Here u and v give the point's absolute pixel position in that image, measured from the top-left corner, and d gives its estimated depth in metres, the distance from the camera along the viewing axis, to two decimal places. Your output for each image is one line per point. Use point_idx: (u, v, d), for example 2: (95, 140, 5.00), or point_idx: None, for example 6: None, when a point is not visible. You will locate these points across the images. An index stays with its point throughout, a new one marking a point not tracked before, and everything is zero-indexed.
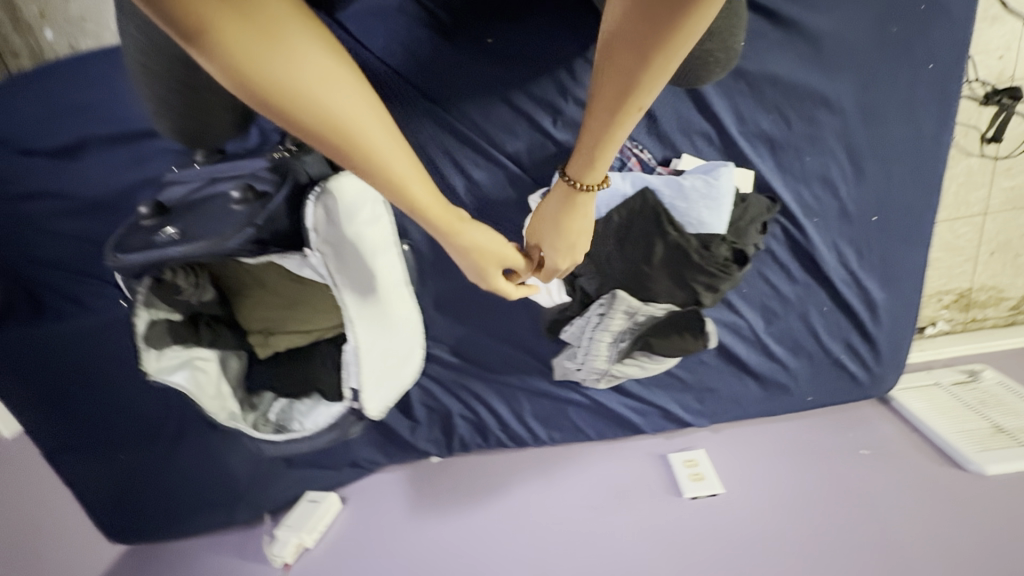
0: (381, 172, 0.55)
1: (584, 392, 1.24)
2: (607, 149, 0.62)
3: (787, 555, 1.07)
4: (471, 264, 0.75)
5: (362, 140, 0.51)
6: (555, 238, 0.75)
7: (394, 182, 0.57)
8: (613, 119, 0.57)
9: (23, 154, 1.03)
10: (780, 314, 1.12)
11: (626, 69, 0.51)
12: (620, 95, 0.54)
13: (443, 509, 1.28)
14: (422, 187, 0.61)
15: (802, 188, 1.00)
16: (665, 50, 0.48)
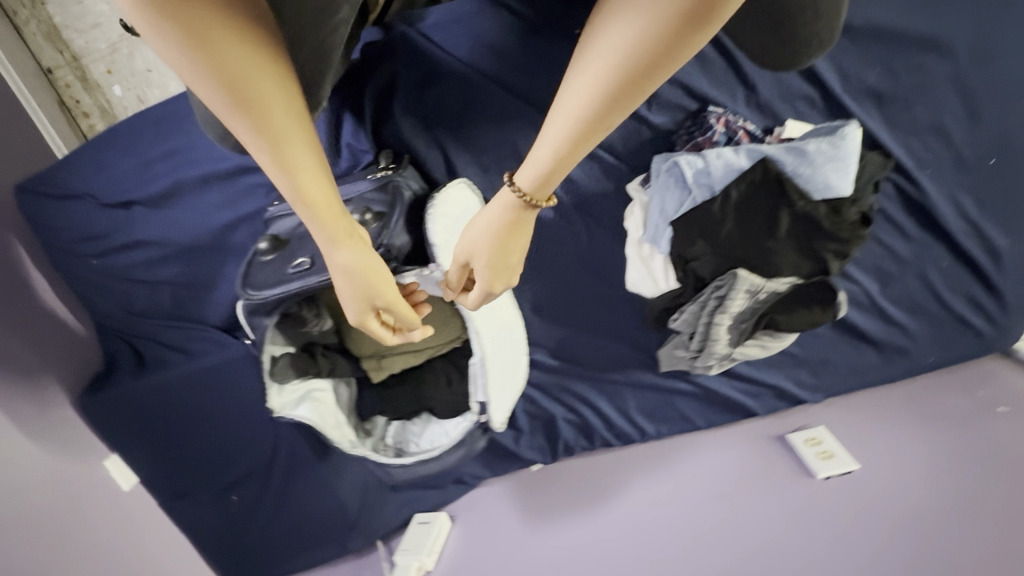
0: (261, 135, 0.50)
1: (692, 380, 1.21)
2: (565, 168, 0.55)
3: (959, 520, 0.95)
4: (350, 290, 0.64)
5: (254, 87, 0.47)
6: (494, 257, 0.64)
7: (268, 155, 0.52)
8: (578, 132, 0.51)
9: (126, 205, 1.02)
10: (896, 275, 1.07)
11: (604, 70, 0.46)
12: (588, 100, 0.48)
13: (555, 516, 1.22)
14: (311, 183, 0.55)
15: (914, 141, 0.96)
16: (657, 51, 0.44)
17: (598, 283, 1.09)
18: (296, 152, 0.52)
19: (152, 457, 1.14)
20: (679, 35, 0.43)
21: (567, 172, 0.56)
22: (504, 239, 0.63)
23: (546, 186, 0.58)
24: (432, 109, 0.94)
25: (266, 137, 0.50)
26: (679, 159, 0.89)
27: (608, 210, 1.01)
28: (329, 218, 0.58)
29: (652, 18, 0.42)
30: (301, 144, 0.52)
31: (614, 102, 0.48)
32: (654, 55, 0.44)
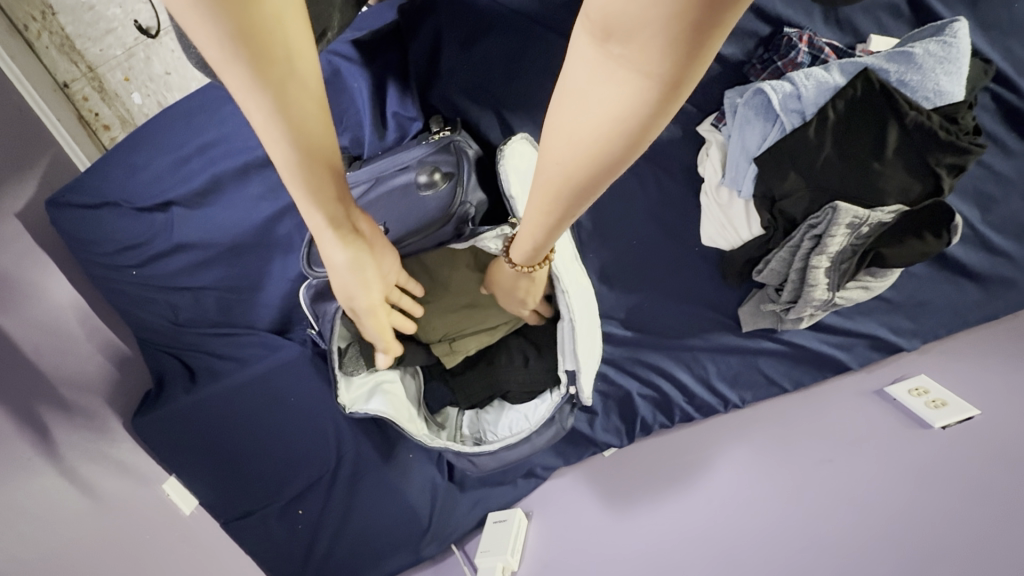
0: (266, 113, 0.46)
1: (778, 338, 1.12)
2: (549, 238, 0.55)
3: None
4: (341, 284, 0.67)
5: (260, 59, 0.41)
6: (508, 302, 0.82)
7: (268, 135, 0.48)
8: (545, 220, 0.50)
9: (167, 205, 0.95)
10: (999, 197, 0.96)
11: (547, 181, 0.44)
12: (541, 201, 0.47)
13: (645, 501, 1.12)
14: (311, 179, 0.53)
15: (1010, 43, 0.88)
16: (590, 171, 0.40)
17: (671, 240, 1.01)
18: (294, 140, 0.49)
19: (214, 476, 1.06)
20: (608, 161, 0.39)
21: (549, 242, 0.57)
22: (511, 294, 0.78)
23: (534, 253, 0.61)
24: (480, 63, 0.87)
25: (272, 115, 0.46)
26: (764, 86, 0.81)
27: (679, 157, 0.94)
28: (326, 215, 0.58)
29: (579, 145, 0.38)
30: (299, 136, 0.49)
31: (568, 204, 0.46)
32: (592, 175, 0.41)
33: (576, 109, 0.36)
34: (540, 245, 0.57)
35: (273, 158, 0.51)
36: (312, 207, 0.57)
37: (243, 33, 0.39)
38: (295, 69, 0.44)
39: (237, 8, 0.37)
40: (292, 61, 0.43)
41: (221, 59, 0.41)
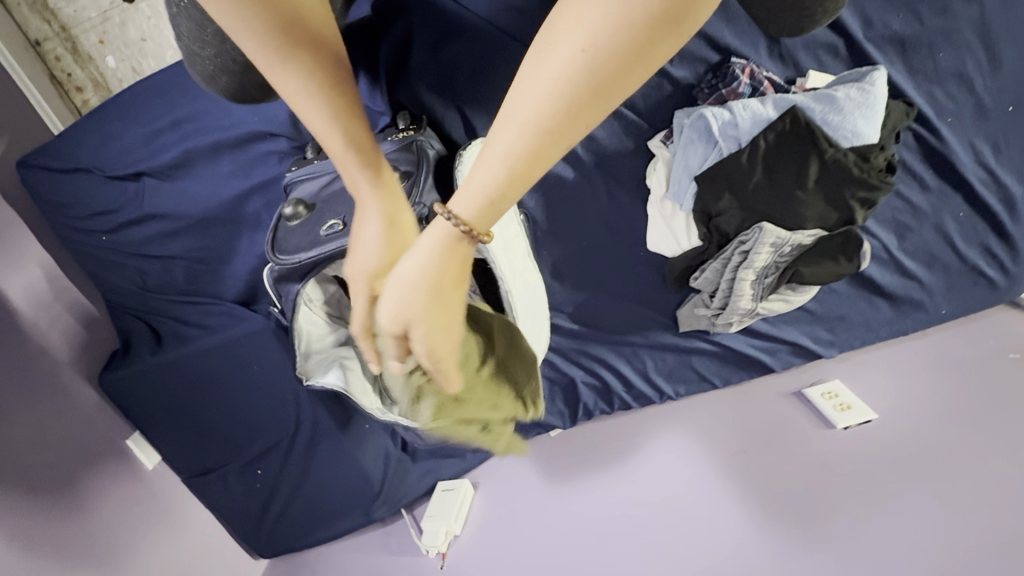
0: (295, 59, 0.55)
1: (712, 339, 1.21)
2: (515, 187, 0.52)
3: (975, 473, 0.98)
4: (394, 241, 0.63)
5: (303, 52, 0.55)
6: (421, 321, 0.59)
7: (318, 122, 0.58)
8: (529, 144, 0.49)
9: (137, 176, 0.99)
10: (913, 227, 1.08)
11: (556, 76, 0.46)
12: (537, 109, 0.47)
13: (580, 477, 1.23)
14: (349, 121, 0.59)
15: (935, 88, 0.96)
16: (611, 60, 0.44)
17: (619, 244, 1.08)
18: (317, 85, 0.57)
19: (180, 434, 1.13)
20: (631, 49, 0.44)
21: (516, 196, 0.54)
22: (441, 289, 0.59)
23: (486, 218, 0.56)
24: (448, 65, 0.91)
25: (320, 102, 0.57)
26: (706, 112, 0.88)
27: (630, 168, 1.01)
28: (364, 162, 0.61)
29: (610, 24, 0.43)
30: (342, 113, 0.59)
31: (565, 117, 0.47)
32: (607, 69, 0.45)
33: None
34: (500, 195, 0.53)
35: (327, 132, 0.58)
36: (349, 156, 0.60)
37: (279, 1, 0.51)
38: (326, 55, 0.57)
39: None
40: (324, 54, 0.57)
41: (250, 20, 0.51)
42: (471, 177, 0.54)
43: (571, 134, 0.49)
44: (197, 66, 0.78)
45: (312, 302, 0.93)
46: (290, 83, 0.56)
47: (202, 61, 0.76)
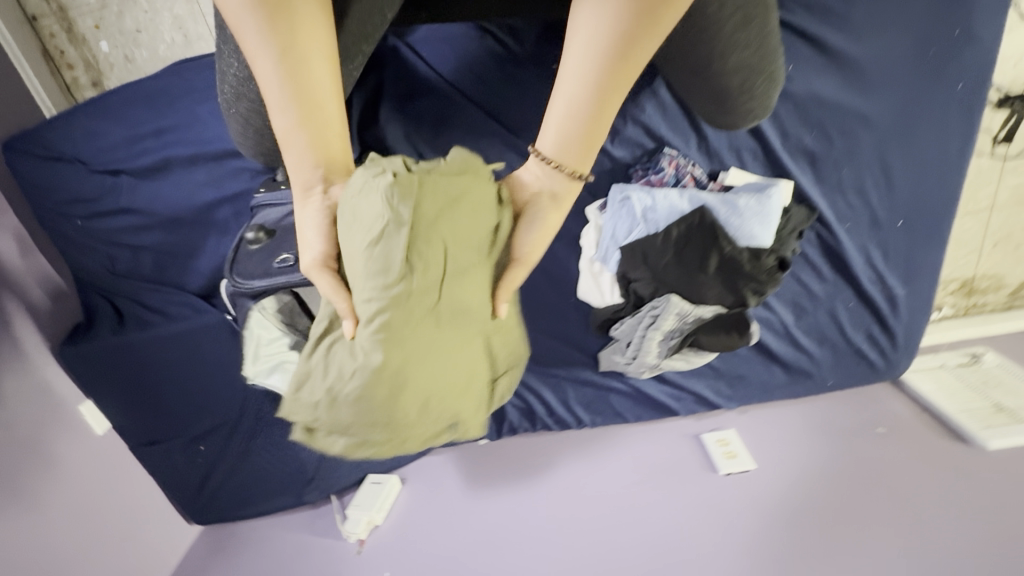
0: (261, 37, 0.57)
1: (627, 381, 1.36)
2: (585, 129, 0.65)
3: (811, 529, 1.18)
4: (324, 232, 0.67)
5: (295, 58, 0.59)
6: (535, 243, 0.70)
7: (280, 108, 0.62)
8: (594, 86, 0.60)
9: (113, 173, 1.07)
10: (808, 309, 1.23)
11: (601, 38, 0.57)
12: (591, 62, 0.59)
13: (496, 487, 1.38)
14: (303, 111, 0.62)
15: (837, 197, 1.09)
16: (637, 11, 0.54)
17: (553, 290, 1.21)
18: (287, 80, 0.60)
19: (132, 406, 1.23)
20: (651, 17, 0.54)
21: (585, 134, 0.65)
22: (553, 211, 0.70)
23: (578, 160, 0.67)
24: (413, 117, 1.01)
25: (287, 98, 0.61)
26: (631, 196, 1.00)
27: (568, 227, 1.12)
28: (304, 159, 0.65)
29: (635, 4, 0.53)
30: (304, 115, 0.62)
31: (610, 74, 0.59)
32: (636, 32, 0.55)
33: None
34: (581, 138, 0.65)
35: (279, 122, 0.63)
36: (291, 151, 0.65)
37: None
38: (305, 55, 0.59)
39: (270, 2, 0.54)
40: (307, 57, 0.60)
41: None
42: (546, 132, 0.66)
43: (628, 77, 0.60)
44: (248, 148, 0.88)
45: (264, 309, 1.01)
46: (259, 59, 0.58)
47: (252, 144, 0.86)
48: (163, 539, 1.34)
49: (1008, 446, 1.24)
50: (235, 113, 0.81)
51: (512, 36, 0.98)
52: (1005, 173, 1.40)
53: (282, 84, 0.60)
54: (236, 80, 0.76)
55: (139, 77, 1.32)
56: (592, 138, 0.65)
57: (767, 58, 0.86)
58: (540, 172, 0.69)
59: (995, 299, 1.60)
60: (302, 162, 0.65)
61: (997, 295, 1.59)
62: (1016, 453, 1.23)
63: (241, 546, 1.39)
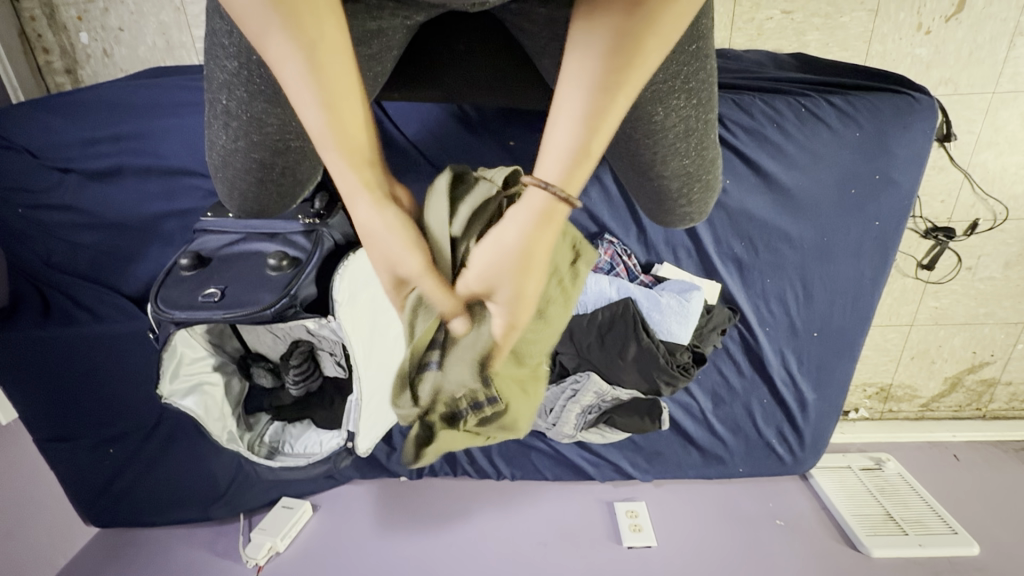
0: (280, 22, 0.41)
1: (548, 441, 1.39)
2: (589, 149, 0.45)
3: None
4: (410, 242, 0.49)
5: (311, 30, 0.42)
6: (496, 268, 0.48)
7: (306, 101, 0.44)
8: (602, 78, 0.42)
9: (63, 171, 1.07)
10: (726, 400, 1.29)
11: (596, 33, 0.42)
12: (601, 35, 0.41)
13: (406, 529, 1.38)
14: (340, 93, 0.44)
15: (761, 302, 1.16)
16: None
17: None
18: (317, 61, 0.42)
19: (45, 400, 1.21)
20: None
21: (586, 151, 0.45)
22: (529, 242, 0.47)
23: (570, 180, 0.45)
24: None
25: (316, 85, 0.43)
26: None
27: None
28: (348, 156, 0.46)
29: None
30: (341, 96, 0.44)
31: (616, 66, 0.42)
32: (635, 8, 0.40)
33: None
34: (586, 149, 0.44)
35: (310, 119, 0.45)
36: (336, 155, 0.46)
37: None
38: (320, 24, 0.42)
39: None
40: (322, 27, 0.42)
41: None
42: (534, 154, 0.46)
43: (640, 73, 0.43)
44: (235, 203, 0.85)
45: (192, 328, 1.01)
46: (285, 55, 0.42)
47: (235, 198, 0.83)
48: (52, 538, 1.30)
49: (891, 556, 1.30)
50: (221, 178, 0.80)
51: (474, 108, 1.03)
52: (926, 295, 1.50)
53: (307, 66, 0.42)
54: (223, 151, 0.75)
55: (113, 72, 1.31)
56: (592, 156, 0.45)
57: (706, 167, 0.79)
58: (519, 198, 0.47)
59: (909, 409, 1.69)
60: (354, 160, 0.46)
61: (911, 405, 1.68)
62: (898, 563, 1.29)
63: (136, 554, 1.35)
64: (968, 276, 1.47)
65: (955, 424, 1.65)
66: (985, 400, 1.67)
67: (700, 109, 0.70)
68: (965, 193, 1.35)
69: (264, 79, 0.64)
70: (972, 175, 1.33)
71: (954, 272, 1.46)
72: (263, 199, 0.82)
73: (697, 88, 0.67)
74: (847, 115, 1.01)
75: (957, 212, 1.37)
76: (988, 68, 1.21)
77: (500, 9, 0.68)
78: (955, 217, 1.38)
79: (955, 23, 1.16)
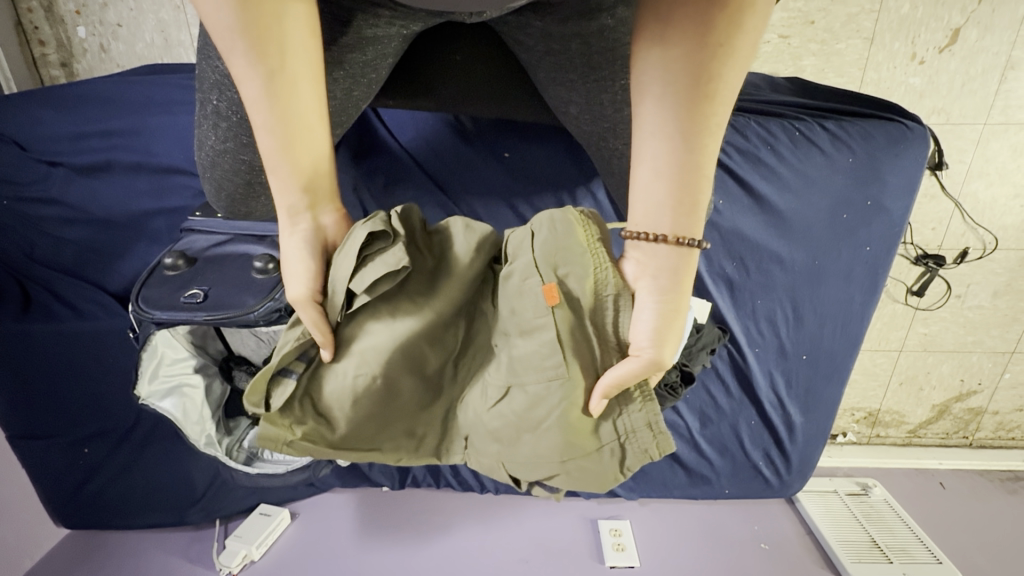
0: (250, 62, 0.52)
1: None
2: (690, 198, 0.57)
3: None
4: (310, 269, 0.62)
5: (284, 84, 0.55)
6: (658, 335, 0.58)
7: (264, 128, 0.56)
8: (685, 138, 0.55)
9: (50, 164, 1.06)
10: (714, 420, 1.28)
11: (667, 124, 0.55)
12: (674, 109, 0.54)
13: (385, 541, 1.35)
14: (292, 134, 0.57)
15: (750, 323, 1.16)
16: (685, 86, 0.53)
17: None
18: (280, 106, 0.55)
19: (20, 396, 1.18)
20: (700, 79, 0.52)
21: (690, 198, 0.57)
22: (672, 301, 0.58)
23: (690, 225, 0.57)
24: (364, 174, 1.03)
25: (274, 125, 0.56)
26: None
27: None
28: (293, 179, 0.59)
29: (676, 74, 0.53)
30: (292, 138, 0.58)
31: (693, 138, 0.55)
32: (694, 96, 0.53)
33: (674, 59, 0.53)
34: (686, 196, 0.56)
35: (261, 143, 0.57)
36: (280, 175, 0.59)
37: (248, 11, 0.49)
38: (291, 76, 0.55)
39: (253, 22, 0.50)
40: (292, 80, 0.55)
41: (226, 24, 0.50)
42: (636, 208, 0.59)
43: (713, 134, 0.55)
44: (222, 203, 0.83)
45: (175, 328, 1.00)
46: (245, 81, 0.53)
47: (223, 199, 0.81)
48: (18, 540, 1.26)
49: None
50: (209, 178, 0.79)
51: (469, 119, 1.03)
52: (915, 321, 1.50)
53: (267, 105, 0.55)
54: (213, 152, 0.74)
55: (109, 67, 1.31)
56: (698, 199, 0.57)
57: None
58: (649, 253, 0.59)
59: (896, 434, 1.68)
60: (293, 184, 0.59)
61: (899, 431, 1.68)
62: None
63: (105, 559, 1.31)
64: (958, 304, 1.47)
65: (942, 452, 1.65)
66: (972, 428, 1.67)
67: None
68: (955, 221, 1.36)
69: None
70: (963, 204, 1.34)
71: (943, 299, 1.46)
72: (251, 201, 0.81)
73: None
74: (840, 141, 1.02)
75: (947, 240, 1.38)
76: (980, 99, 1.22)
77: (497, 21, 0.68)
78: (945, 245, 1.39)
79: (948, 54, 1.17)
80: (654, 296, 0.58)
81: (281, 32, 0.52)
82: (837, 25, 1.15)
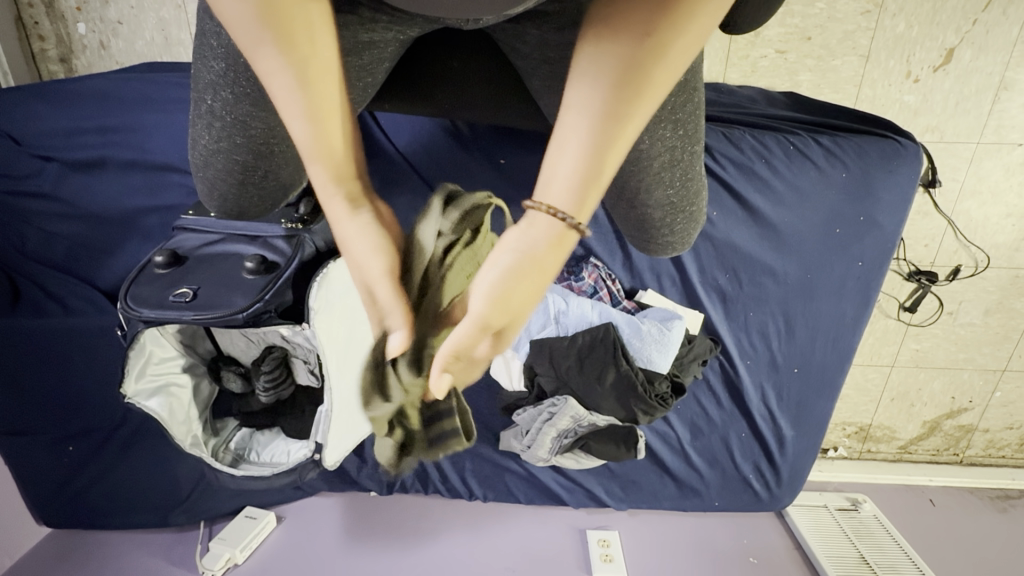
0: (278, 54, 0.43)
1: (523, 464, 1.36)
2: (591, 185, 0.45)
3: None
4: (379, 254, 0.48)
5: (318, 74, 0.45)
6: (502, 296, 0.46)
7: (293, 117, 0.46)
8: (605, 114, 0.43)
9: (44, 159, 1.05)
10: (704, 432, 1.28)
11: (585, 96, 0.43)
12: (603, 75, 0.42)
13: (371, 546, 1.34)
14: (326, 115, 0.47)
15: (742, 334, 1.16)
16: (615, 62, 0.42)
17: None
18: (311, 97, 0.45)
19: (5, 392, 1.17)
20: (631, 54, 0.41)
21: (589, 186, 0.45)
22: (529, 264, 0.46)
23: (580, 207, 0.45)
24: None
25: (306, 119, 0.46)
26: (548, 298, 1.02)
27: None
28: (333, 174, 0.49)
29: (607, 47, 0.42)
30: (327, 128, 0.47)
31: (610, 123, 0.43)
32: (619, 73, 0.42)
33: (613, 29, 0.42)
34: (591, 177, 0.44)
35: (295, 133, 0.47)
36: (321, 171, 0.48)
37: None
38: (316, 58, 0.45)
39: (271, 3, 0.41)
40: (316, 55, 0.45)
41: (242, 8, 0.42)
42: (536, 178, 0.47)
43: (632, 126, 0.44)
44: (216, 203, 0.83)
45: (164, 328, 0.99)
46: (273, 74, 0.44)
47: (216, 198, 0.81)
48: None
49: None
50: (203, 177, 0.79)
51: (466, 124, 1.03)
52: (907, 337, 1.50)
53: (299, 100, 0.45)
54: (206, 151, 0.74)
55: (108, 64, 1.30)
56: (598, 185, 0.45)
57: (690, 198, 0.79)
58: (529, 226, 0.46)
59: (887, 450, 1.68)
60: (336, 174, 0.49)
61: (889, 447, 1.68)
62: None
63: (86, 559, 1.29)
64: (949, 321, 1.48)
65: (932, 468, 1.65)
66: (962, 446, 1.67)
67: (687, 140, 0.71)
68: (948, 238, 1.36)
69: (251, 83, 0.64)
70: (955, 222, 1.35)
71: (935, 315, 1.46)
72: (245, 201, 0.80)
73: (684, 120, 0.68)
74: (836, 156, 1.02)
75: (940, 257, 1.39)
76: (973, 119, 1.23)
77: (494, 29, 0.69)
78: (937, 262, 1.40)
79: (942, 73, 1.18)
80: (513, 253, 0.45)
81: (307, 11, 0.43)
82: (834, 42, 1.16)
